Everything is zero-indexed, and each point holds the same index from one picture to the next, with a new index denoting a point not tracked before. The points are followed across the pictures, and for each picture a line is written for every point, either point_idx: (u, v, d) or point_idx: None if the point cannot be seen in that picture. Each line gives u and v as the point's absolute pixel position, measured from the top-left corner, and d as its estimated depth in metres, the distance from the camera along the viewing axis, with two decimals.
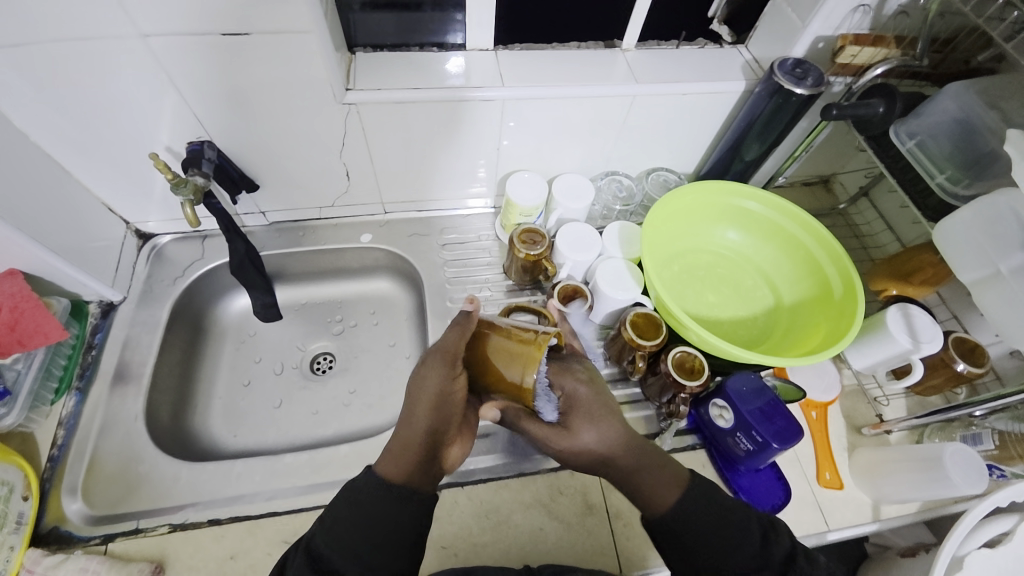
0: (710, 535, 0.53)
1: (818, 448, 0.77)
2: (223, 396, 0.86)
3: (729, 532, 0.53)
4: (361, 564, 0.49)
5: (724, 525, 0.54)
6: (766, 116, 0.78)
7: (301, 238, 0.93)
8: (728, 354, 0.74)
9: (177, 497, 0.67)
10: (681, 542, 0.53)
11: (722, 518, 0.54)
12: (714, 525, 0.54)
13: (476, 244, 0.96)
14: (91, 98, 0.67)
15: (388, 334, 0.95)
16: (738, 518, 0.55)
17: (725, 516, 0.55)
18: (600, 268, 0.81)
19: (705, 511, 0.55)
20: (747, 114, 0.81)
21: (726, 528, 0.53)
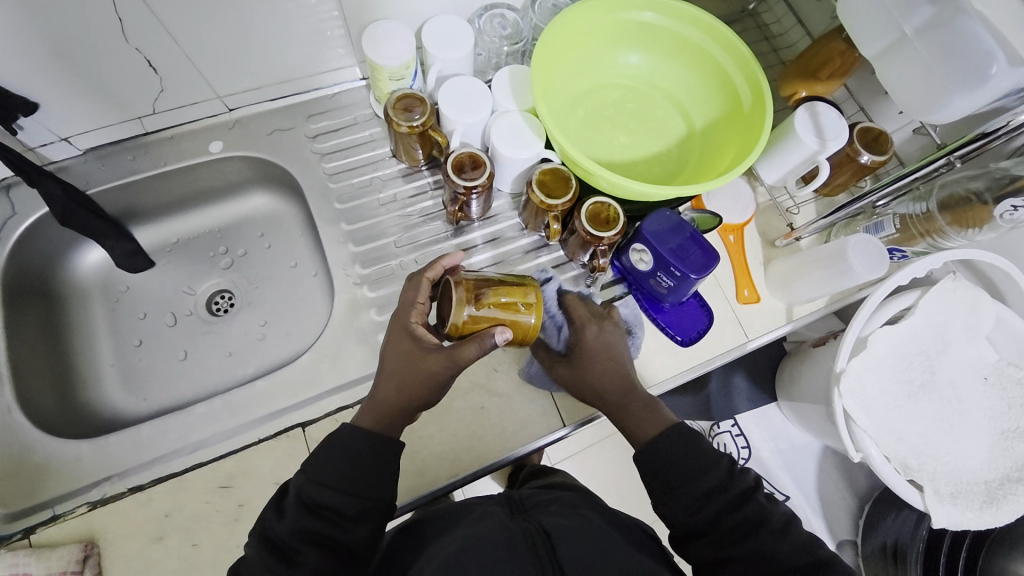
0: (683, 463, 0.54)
1: (737, 268, 0.79)
2: (115, 362, 0.76)
3: (685, 472, 0.54)
4: (329, 507, 0.50)
5: (701, 461, 0.54)
6: None
7: (135, 163, 0.76)
8: (641, 196, 0.69)
9: (89, 475, 0.61)
10: (653, 460, 0.55)
11: (686, 457, 0.54)
12: (690, 459, 0.54)
13: (354, 128, 0.81)
14: None
15: (285, 255, 0.84)
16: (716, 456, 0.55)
17: (700, 454, 0.55)
18: (494, 126, 0.71)
19: (687, 448, 0.55)
20: None
21: (684, 468, 0.54)
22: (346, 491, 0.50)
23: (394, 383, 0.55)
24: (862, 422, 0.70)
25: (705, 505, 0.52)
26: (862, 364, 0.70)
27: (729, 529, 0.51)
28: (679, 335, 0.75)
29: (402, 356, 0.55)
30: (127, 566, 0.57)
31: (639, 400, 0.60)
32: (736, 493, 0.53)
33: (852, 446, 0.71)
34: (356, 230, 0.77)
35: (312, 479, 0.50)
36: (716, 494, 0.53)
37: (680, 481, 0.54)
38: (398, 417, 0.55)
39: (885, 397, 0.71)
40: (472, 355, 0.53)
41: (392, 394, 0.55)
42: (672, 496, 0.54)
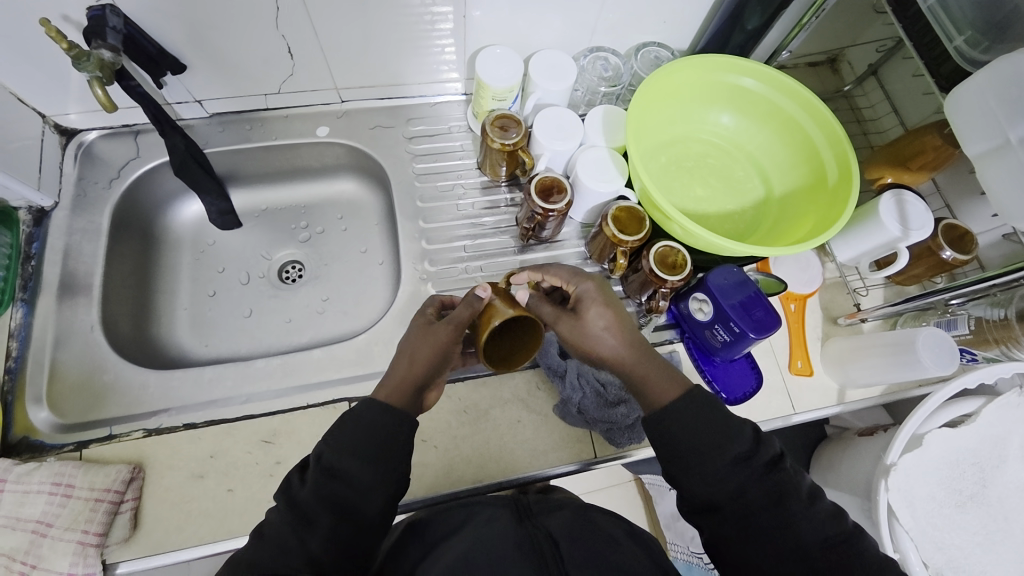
0: (702, 434, 0.50)
1: (793, 337, 0.78)
2: (187, 306, 0.82)
3: (711, 443, 0.49)
4: (347, 475, 0.49)
5: (718, 431, 0.50)
6: None
7: (249, 133, 0.83)
8: (711, 247, 0.71)
9: (149, 404, 0.65)
10: (671, 435, 0.51)
11: (707, 426, 0.50)
12: (705, 429, 0.50)
13: (447, 137, 0.87)
14: None
15: (358, 240, 0.89)
16: (733, 422, 0.51)
17: (717, 421, 0.50)
18: (581, 157, 0.75)
19: (700, 413, 0.51)
20: None
21: (707, 438, 0.50)
22: (367, 468, 0.49)
23: (402, 354, 0.58)
24: (905, 522, 0.67)
25: (732, 478, 0.48)
26: (914, 462, 0.68)
27: (756, 503, 0.48)
28: (725, 392, 0.74)
29: (417, 329, 0.59)
30: (164, 497, 0.60)
31: (654, 360, 0.56)
32: (760, 463, 0.49)
33: (888, 544, 0.67)
34: (431, 229, 0.81)
35: (329, 445, 0.50)
36: (742, 466, 0.49)
37: (706, 455, 0.49)
38: (408, 388, 0.55)
39: (932, 502, 0.67)
40: (465, 315, 0.58)
41: (404, 365, 0.56)
42: (695, 474, 0.49)
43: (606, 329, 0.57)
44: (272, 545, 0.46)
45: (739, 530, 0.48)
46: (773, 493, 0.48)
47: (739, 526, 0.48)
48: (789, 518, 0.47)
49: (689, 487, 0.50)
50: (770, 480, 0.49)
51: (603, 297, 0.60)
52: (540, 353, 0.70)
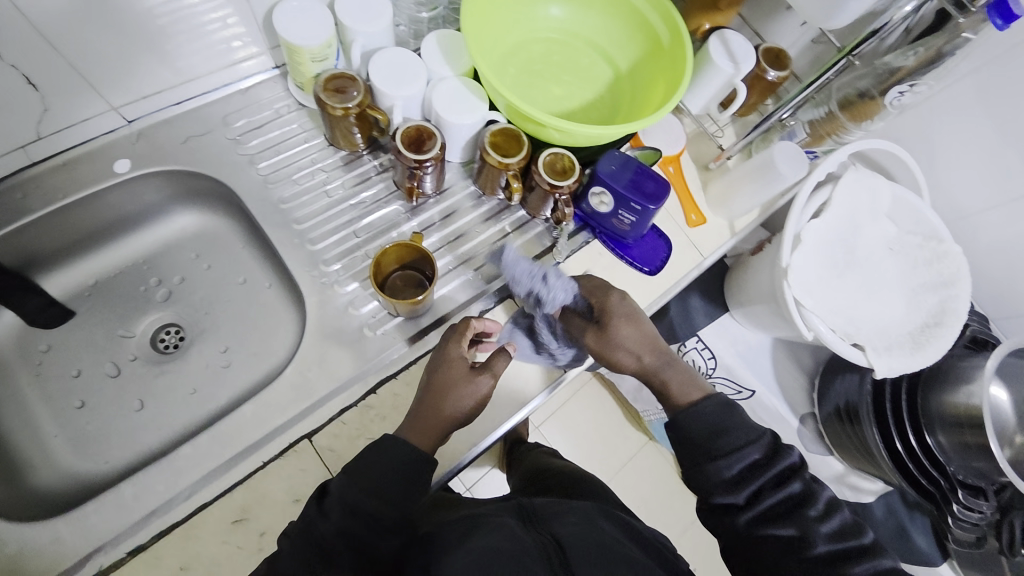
0: (717, 433, 0.57)
1: (681, 195, 0.85)
2: (58, 429, 0.67)
3: (725, 447, 0.56)
4: (369, 512, 0.49)
5: (734, 428, 0.57)
6: None
7: (24, 201, 0.65)
8: (589, 141, 0.72)
9: (72, 552, 0.54)
10: (688, 428, 0.59)
11: (725, 430, 0.57)
12: (722, 426, 0.58)
13: (278, 122, 0.75)
14: None
15: (231, 272, 0.77)
16: (752, 428, 0.57)
17: (737, 428, 0.57)
18: (434, 93, 0.70)
19: (715, 412, 0.59)
20: None
21: (720, 434, 0.57)
22: (382, 500, 0.50)
23: (444, 406, 0.58)
24: (810, 305, 0.80)
25: (746, 481, 0.55)
26: (801, 256, 0.80)
27: (770, 507, 0.54)
28: (647, 265, 0.80)
29: (447, 365, 0.60)
30: None
31: (673, 366, 0.65)
32: (780, 469, 0.55)
33: (804, 327, 0.82)
34: (309, 229, 0.72)
35: (353, 484, 0.50)
36: (760, 471, 0.55)
37: (710, 458, 0.56)
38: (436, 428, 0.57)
39: (823, 281, 0.82)
40: (486, 384, 0.60)
41: (439, 410, 0.58)
42: (702, 470, 0.57)
43: (632, 340, 0.64)
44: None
45: (747, 520, 0.55)
46: (787, 501, 0.54)
47: (747, 514, 0.55)
48: (796, 522, 0.53)
49: (702, 478, 0.57)
50: (782, 480, 0.55)
51: (629, 312, 0.66)
52: (510, 263, 0.67)
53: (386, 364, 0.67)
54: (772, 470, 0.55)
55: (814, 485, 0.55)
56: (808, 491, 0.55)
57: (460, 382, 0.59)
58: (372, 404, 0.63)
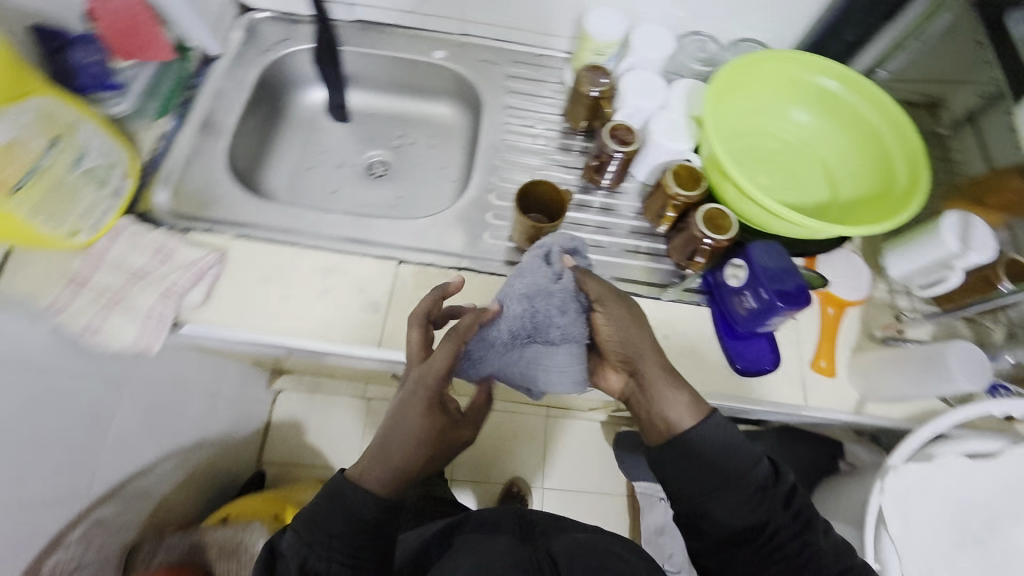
0: (723, 459, 0.55)
1: (822, 336, 0.79)
2: (290, 170, 0.97)
3: (732, 475, 0.54)
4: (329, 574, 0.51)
5: (734, 449, 0.55)
6: None
7: (381, 41, 0.96)
8: (764, 217, 0.74)
9: (243, 219, 0.78)
10: (688, 456, 0.55)
11: (722, 451, 0.55)
12: (725, 453, 0.55)
13: (542, 84, 0.96)
14: None
15: (440, 158, 1.01)
16: (753, 447, 0.56)
17: (737, 450, 0.56)
18: (659, 116, 0.81)
19: (712, 436, 0.56)
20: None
21: (727, 465, 0.55)
22: (339, 557, 0.51)
23: (405, 445, 0.54)
24: (894, 533, 0.65)
25: (750, 506, 0.54)
26: (918, 476, 0.65)
27: (777, 534, 0.53)
28: (740, 363, 0.75)
29: (421, 419, 0.55)
30: (237, 287, 0.72)
31: (675, 384, 0.58)
32: (781, 492, 0.55)
33: (869, 553, 0.66)
34: (506, 155, 0.90)
35: (310, 551, 0.51)
36: (761, 492, 0.55)
37: (721, 482, 0.54)
38: (388, 478, 0.55)
39: (934, 538, 0.65)
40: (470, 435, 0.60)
41: (408, 440, 0.55)
42: (704, 503, 0.54)
43: (635, 334, 0.60)
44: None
45: (756, 559, 0.53)
46: (792, 525, 0.54)
47: (754, 551, 0.53)
48: (797, 555, 0.53)
49: (705, 512, 0.54)
50: (791, 509, 0.55)
51: (631, 308, 0.62)
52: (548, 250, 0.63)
53: (479, 265, 0.80)
54: (773, 493, 0.55)
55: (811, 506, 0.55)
56: (809, 512, 0.55)
57: (432, 432, 0.56)
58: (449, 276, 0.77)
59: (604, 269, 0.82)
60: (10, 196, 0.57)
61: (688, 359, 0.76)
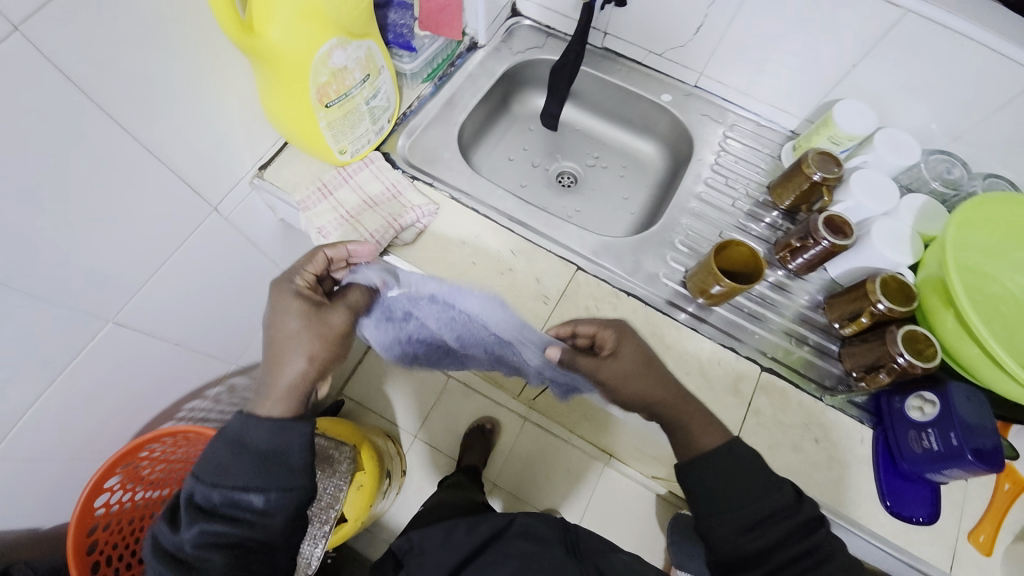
0: (743, 485, 0.58)
1: (990, 508, 0.69)
2: (494, 156, 1.07)
3: (746, 497, 0.57)
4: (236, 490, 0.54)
5: (755, 473, 0.59)
6: None
7: (616, 72, 1.03)
8: (975, 359, 0.67)
9: (458, 185, 0.88)
10: (706, 483, 0.59)
11: (739, 475, 0.59)
12: (743, 473, 0.59)
13: (754, 153, 0.97)
14: None
15: (625, 189, 1.06)
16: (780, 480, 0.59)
17: (761, 478, 0.59)
18: (883, 221, 0.78)
19: (729, 463, 0.60)
20: None
21: (744, 489, 0.58)
22: (246, 475, 0.54)
23: (289, 356, 0.60)
24: None
25: (768, 528, 0.56)
26: None
27: (790, 561, 0.54)
28: (890, 501, 0.69)
29: (299, 319, 0.62)
30: (437, 239, 0.81)
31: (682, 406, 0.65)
32: (800, 522, 0.56)
33: None
34: (699, 206, 0.92)
35: (205, 481, 0.54)
36: (779, 519, 0.56)
37: (738, 504, 0.57)
38: (301, 389, 0.60)
39: None
40: (342, 318, 0.64)
41: (302, 360, 0.60)
42: (718, 521, 0.58)
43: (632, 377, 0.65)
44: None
45: None
46: (809, 551, 0.55)
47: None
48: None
49: (717, 530, 0.58)
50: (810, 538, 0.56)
51: (627, 345, 0.67)
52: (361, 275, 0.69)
53: (646, 298, 0.82)
54: (792, 523, 0.56)
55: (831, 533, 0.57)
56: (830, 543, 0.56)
57: (307, 335, 0.61)
58: (618, 297, 0.80)
59: (767, 347, 0.79)
60: (323, 109, 0.70)
61: (833, 473, 0.70)
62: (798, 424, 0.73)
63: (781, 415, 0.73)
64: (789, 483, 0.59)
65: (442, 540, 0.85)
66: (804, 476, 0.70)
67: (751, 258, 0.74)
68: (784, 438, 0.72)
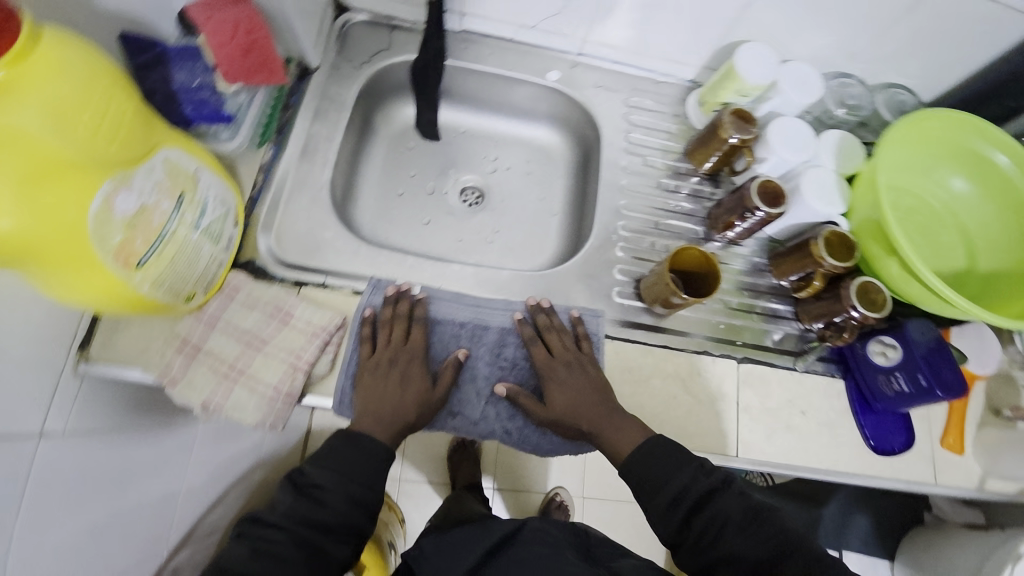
0: (653, 472, 0.56)
1: (950, 411, 0.77)
2: (380, 197, 0.88)
3: (660, 482, 0.55)
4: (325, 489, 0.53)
5: (657, 457, 0.57)
6: None
7: (487, 57, 0.87)
8: (923, 295, 0.69)
9: (359, 269, 0.71)
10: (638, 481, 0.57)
11: (652, 465, 0.56)
12: (644, 462, 0.57)
13: (660, 116, 0.88)
14: None
15: (538, 188, 0.94)
16: (683, 454, 0.57)
17: (666, 460, 0.57)
18: (808, 171, 0.75)
19: (637, 459, 0.57)
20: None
21: (655, 475, 0.56)
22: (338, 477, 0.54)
23: (382, 397, 0.61)
24: None
25: (681, 511, 0.54)
26: None
27: (711, 539, 0.52)
28: (873, 441, 0.73)
29: (380, 370, 0.62)
30: None
31: (609, 425, 0.62)
32: (703, 493, 0.54)
33: None
34: (625, 196, 0.83)
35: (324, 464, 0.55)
36: (687, 499, 0.54)
37: (658, 494, 0.55)
38: (400, 416, 0.60)
39: None
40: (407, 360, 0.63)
41: (388, 400, 0.61)
42: (652, 521, 0.55)
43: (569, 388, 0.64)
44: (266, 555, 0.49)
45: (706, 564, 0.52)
46: (719, 518, 0.53)
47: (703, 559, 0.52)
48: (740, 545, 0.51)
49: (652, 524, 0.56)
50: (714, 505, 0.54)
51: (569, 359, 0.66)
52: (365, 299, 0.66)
53: (612, 329, 0.75)
54: (698, 497, 0.54)
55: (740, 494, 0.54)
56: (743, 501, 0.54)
57: (386, 382, 0.61)
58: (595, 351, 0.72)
59: (734, 333, 0.77)
60: (137, 272, 0.49)
61: (825, 438, 0.73)
62: (784, 403, 0.74)
63: (767, 400, 0.73)
64: (695, 455, 0.57)
65: (455, 548, 0.68)
66: (803, 451, 0.72)
67: (704, 259, 0.69)
68: (777, 423, 0.72)
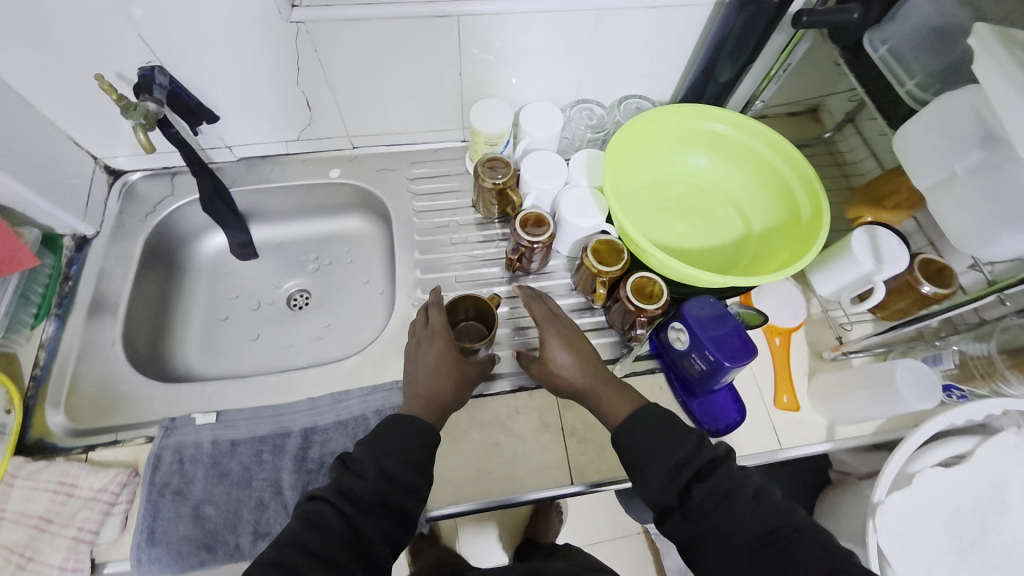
0: (646, 446, 0.55)
1: (777, 371, 0.77)
2: (200, 329, 0.88)
3: (655, 452, 0.54)
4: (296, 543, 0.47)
5: (661, 430, 0.56)
6: (738, 28, 0.72)
7: (270, 174, 0.92)
8: (688, 278, 0.74)
9: (156, 414, 0.70)
10: (628, 450, 0.56)
11: (650, 438, 0.56)
12: (648, 436, 0.56)
13: (445, 179, 0.94)
14: (52, 30, 0.64)
15: (362, 272, 0.97)
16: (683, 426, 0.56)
17: (662, 433, 0.56)
18: (565, 194, 0.80)
19: (633, 426, 0.57)
20: (719, 28, 0.75)
21: (651, 446, 0.55)
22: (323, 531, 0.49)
23: (418, 384, 0.64)
24: (897, 566, 0.62)
25: (673, 478, 0.53)
26: (903, 502, 0.63)
27: (699, 502, 0.51)
28: (707, 425, 0.74)
29: (433, 355, 0.65)
30: None
31: (602, 387, 0.63)
32: (702, 463, 0.53)
33: None
34: (425, 259, 0.87)
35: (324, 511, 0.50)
36: (685, 468, 0.53)
37: (660, 464, 0.54)
38: (438, 399, 0.63)
39: (928, 549, 0.63)
40: (437, 347, 0.66)
41: (428, 382, 0.63)
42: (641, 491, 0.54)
43: (557, 359, 0.66)
44: (316, 527, 0.49)
45: (695, 526, 0.50)
46: (716, 489, 0.51)
47: (695, 524, 0.50)
48: (738, 514, 0.49)
49: (643, 491, 0.54)
50: (712, 472, 0.53)
51: (547, 319, 0.70)
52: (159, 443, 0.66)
53: None
54: (692, 467, 0.53)
55: (738, 467, 0.53)
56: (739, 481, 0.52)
57: (431, 373, 0.64)
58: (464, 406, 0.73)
59: None
60: None
61: None
62: None
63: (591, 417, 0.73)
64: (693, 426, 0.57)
65: None
66: None
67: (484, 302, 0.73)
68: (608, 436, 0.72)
